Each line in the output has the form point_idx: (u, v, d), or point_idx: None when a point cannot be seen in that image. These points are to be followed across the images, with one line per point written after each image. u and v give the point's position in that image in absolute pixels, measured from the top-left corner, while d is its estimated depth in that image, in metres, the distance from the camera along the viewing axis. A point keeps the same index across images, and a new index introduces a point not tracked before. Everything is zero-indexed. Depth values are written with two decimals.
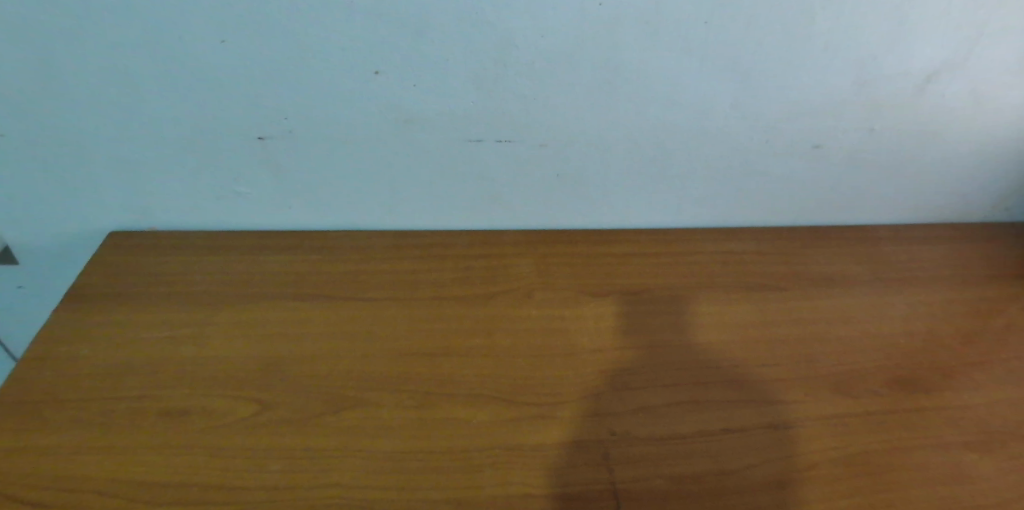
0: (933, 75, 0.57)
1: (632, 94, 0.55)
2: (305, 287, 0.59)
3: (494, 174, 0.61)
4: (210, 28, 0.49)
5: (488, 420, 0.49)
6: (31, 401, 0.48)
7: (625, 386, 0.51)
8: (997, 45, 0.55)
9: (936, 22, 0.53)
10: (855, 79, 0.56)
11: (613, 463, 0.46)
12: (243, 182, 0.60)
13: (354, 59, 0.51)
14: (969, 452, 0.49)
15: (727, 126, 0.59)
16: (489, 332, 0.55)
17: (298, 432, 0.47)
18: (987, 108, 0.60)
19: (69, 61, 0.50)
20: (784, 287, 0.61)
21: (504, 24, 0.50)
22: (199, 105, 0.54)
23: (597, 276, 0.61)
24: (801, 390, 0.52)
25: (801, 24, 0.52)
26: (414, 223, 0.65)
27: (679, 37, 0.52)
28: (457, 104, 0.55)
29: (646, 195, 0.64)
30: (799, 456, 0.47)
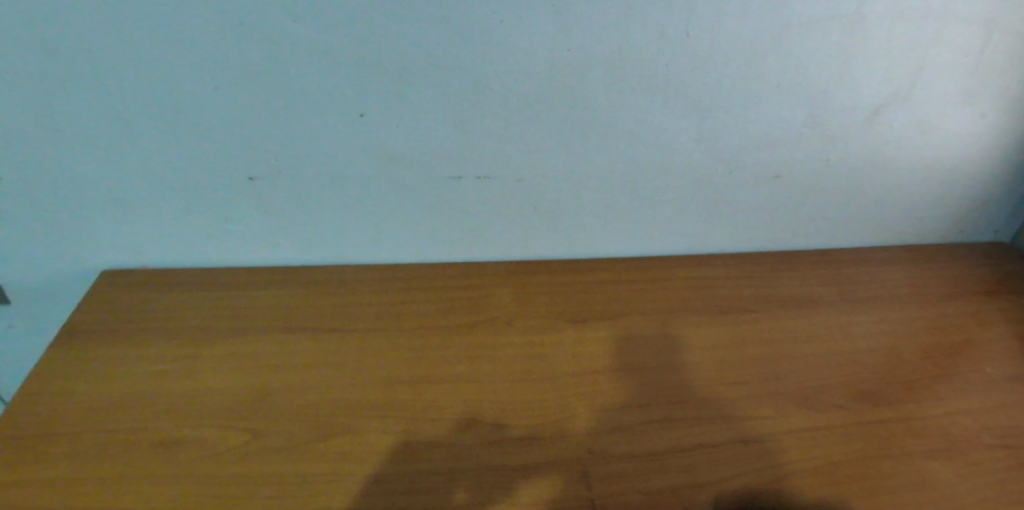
0: (881, 108, 0.61)
1: (603, 132, 0.59)
2: (295, 320, 0.61)
3: (475, 208, 0.64)
4: (203, 76, 0.52)
5: (473, 444, 0.51)
6: (29, 436, 0.50)
7: (604, 407, 0.54)
8: (937, 79, 0.59)
9: (880, 60, 0.57)
10: (809, 113, 0.60)
11: (592, 480, 0.49)
12: (234, 220, 0.62)
13: (341, 103, 0.55)
14: (929, 460, 0.52)
15: (694, 159, 0.62)
16: (474, 359, 0.58)
17: (290, 460, 0.49)
18: (934, 137, 0.65)
19: (68, 108, 0.53)
20: (754, 309, 0.65)
21: (481, 69, 0.54)
22: (192, 148, 0.57)
23: (576, 302, 0.64)
24: (771, 407, 0.55)
25: (755, 64, 0.56)
26: (400, 257, 0.68)
27: (642, 78, 0.56)
28: (438, 143, 0.58)
29: (621, 225, 0.67)
30: (769, 467, 0.50)
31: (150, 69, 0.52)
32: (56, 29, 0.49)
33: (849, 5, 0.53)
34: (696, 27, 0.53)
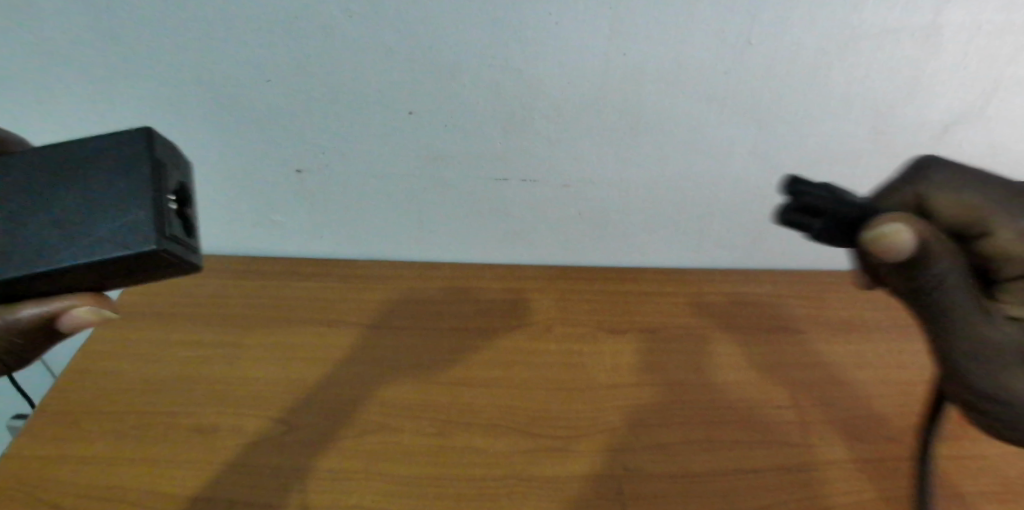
0: (951, 126, 0.58)
1: (654, 137, 0.57)
2: (338, 313, 0.62)
3: (521, 213, 0.63)
4: (256, 70, 0.51)
5: (505, 449, 0.50)
6: (78, 416, 0.52)
7: (640, 423, 0.53)
8: (1011, 99, 0.56)
9: (953, 76, 0.54)
10: (872, 128, 0.58)
11: (626, 498, 0.48)
12: (279, 211, 0.63)
13: (390, 100, 0.53)
14: (987, 501, 0.49)
15: (745, 168, 0.60)
16: (509, 365, 0.57)
17: (324, 454, 0.50)
18: (1005, 159, 0.61)
19: (125, 100, 0.54)
20: (802, 331, 0.63)
21: (530, 72, 0.52)
22: (235, 149, 0.57)
23: (614, 313, 0.64)
24: (817, 434, 0.53)
25: (817, 76, 0.53)
26: (442, 253, 0.68)
27: (700, 86, 0.53)
28: (487, 148, 0.57)
29: (664, 233, 0.66)
30: (814, 498, 0.49)
31: (193, 55, 0.50)
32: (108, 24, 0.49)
33: (924, 18, 0.50)
34: (759, 34, 0.50)
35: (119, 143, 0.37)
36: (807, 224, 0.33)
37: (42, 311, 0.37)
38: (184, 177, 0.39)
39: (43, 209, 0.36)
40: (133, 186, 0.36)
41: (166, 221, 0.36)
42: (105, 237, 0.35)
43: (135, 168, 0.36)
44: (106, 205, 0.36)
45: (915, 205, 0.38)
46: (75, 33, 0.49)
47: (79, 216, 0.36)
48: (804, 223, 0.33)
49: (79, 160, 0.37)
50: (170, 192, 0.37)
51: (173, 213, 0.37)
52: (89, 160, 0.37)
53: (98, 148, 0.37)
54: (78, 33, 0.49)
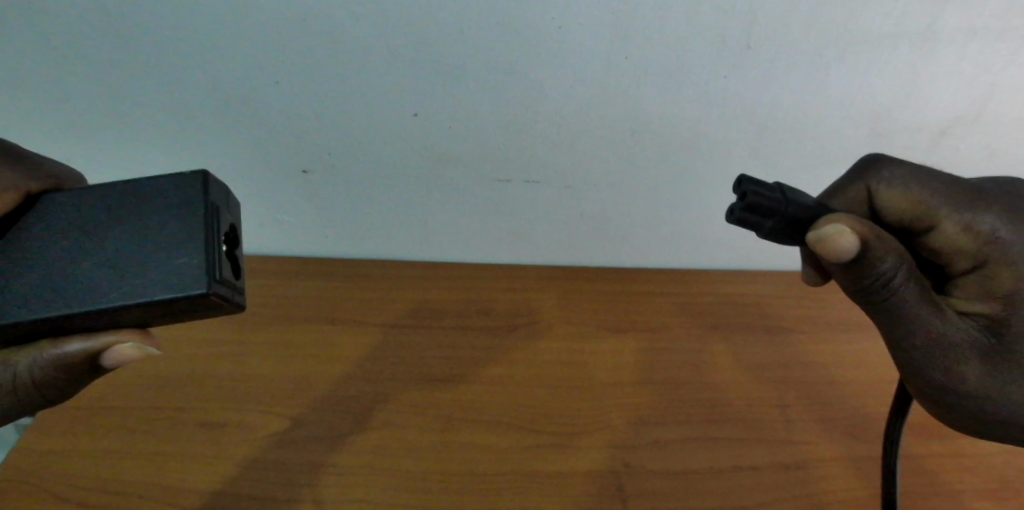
0: (948, 129, 0.59)
1: (656, 139, 0.58)
2: (343, 312, 0.63)
3: (524, 214, 0.64)
4: (263, 72, 0.52)
5: (506, 446, 0.51)
6: (87, 411, 0.53)
7: (641, 421, 0.54)
8: (1008, 103, 0.57)
9: (950, 80, 0.55)
10: (870, 131, 0.59)
11: (626, 494, 0.48)
12: (285, 211, 0.64)
13: (394, 102, 0.54)
14: (981, 499, 0.50)
15: (746, 170, 0.61)
16: (511, 363, 0.58)
17: (328, 449, 0.50)
18: (1002, 162, 0.62)
19: (134, 101, 0.55)
20: (800, 331, 0.64)
21: (533, 75, 0.53)
22: (242, 149, 0.58)
23: (616, 313, 0.64)
24: (814, 432, 0.54)
25: (816, 80, 0.54)
26: (445, 254, 0.69)
27: (700, 89, 0.54)
28: (490, 149, 0.58)
29: (665, 234, 0.67)
30: (811, 495, 0.49)
31: (201, 57, 0.51)
32: (119, 27, 0.50)
33: (921, 23, 0.51)
34: (758, 38, 0.51)
35: (174, 185, 0.33)
36: (760, 224, 0.35)
37: (85, 346, 0.34)
38: (234, 215, 0.35)
39: (93, 247, 0.33)
40: (183, 229, 0.32)
41: (217, 266, 0.32)
42: (155, 281, 0.32)
43: (189, 208, 0.32)
44: (159, 246, 0.32)
45: (866, 199, 0.41)
46: (87, 35, 0.50)
47: (129, 255, 0.32)
48: (757, 223, 0.35)
49: (133, 198, 0.33)
50: (222, 234, 0.33)
51: (225, 256, 0.33)
52: (143, 198, 0.33)
53: (155, 186, 0.33)
54: (89, 34, 0.50)
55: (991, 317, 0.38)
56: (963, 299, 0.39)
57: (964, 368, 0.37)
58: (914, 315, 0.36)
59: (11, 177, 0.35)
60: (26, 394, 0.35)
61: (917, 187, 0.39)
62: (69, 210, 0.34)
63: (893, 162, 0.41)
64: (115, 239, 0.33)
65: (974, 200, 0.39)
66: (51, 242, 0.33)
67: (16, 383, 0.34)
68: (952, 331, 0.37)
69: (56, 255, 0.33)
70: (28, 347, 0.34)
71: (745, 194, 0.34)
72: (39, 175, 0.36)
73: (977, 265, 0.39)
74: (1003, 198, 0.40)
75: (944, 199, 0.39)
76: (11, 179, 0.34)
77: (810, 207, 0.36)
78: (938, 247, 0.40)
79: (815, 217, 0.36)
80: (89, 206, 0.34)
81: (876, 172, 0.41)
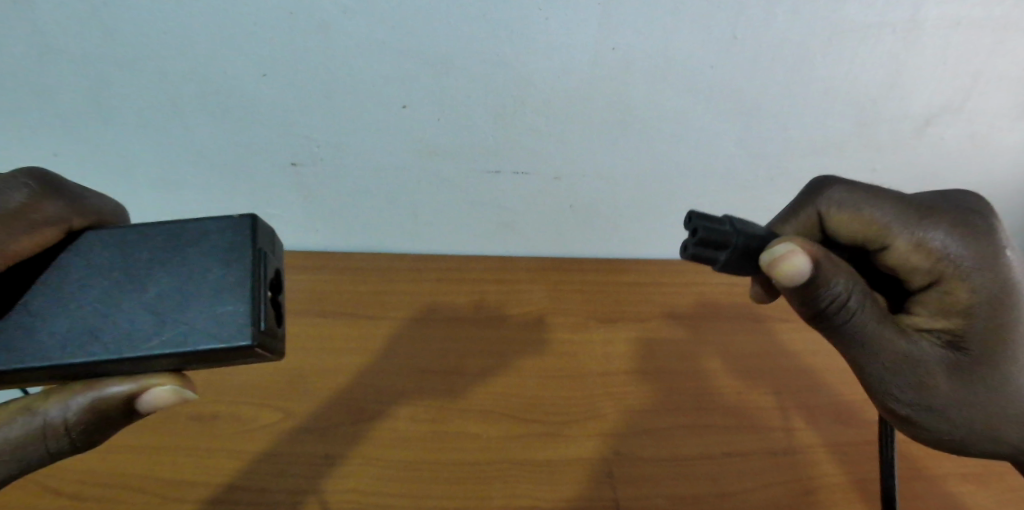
0: (932, 119, 0.59)
1: (643, 131, 0.58)
2: (334, 305, 0.63)
3: (514, 207, 0.65)
4: (252, 66, 0.52)
5: (498, 435, 0.52)
6: None
7: (632, 410, 0.54)
8: (992, 93, 0.58)
9: (935, 69, 0.55)
10: (856, 121, 0.59)
11: (615, 481, 0.49)
12: (275, 205, 0.64)
13: (384, 95, 0.54)
14: (965, 482, 0.51)
15: (732, 163, 0.62)
16: (502, 353, 0.59)
17: (321, 441, 0.51)
18: (986, 151, 0.63)
19: (122, 97, 0.54)
20: (788, 319, 0.65)
21: (523, 66, 0.53)
22: (232, 144, 0.58)
23: (606, 303, 0.65)
24: (802, 419, 0.55)
25: (803, 70, 0.55)
26: (435, 246, 0.69)
27: (688, 80, 0.54)
28: (480, 140, 0.58)
29: (655, 225, 0.67)
30: (799, 480, 0.50)
31: (190, 52, 0.51)
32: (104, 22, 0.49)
33: (906, 13, 0.51)
34: (745, 29, 0.51)
35: (224, 229, 0.34)
36: (714, 258, 0.35)
37: (123, 389, 0.33)
38: (279, 260, 0.36)
39: (136, 292, 0.33)
40: (231, 279, 0.33)
41: (258, 313, 0.32)
42: (199, 328, 0.32)
43: (236, 253, 0.33)
44: (202, 295, 0.33)
45: (818, 222, 0.43)
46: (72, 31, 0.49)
47: (174, 302, 0.33)
48: (712, 258, 0.35)
49: (183, 246, 0.34)
50: (267, 280, 0.33)
51: (268, 301, 0.33)
52: (189, 242, 0.34)
53: (204, 232, 0.34)
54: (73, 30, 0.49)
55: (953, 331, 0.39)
56: (922, 313, 0.40)
57: (927, 379, 0.38)
58: (870, 333, 0.37)
59: (57, 211, 0.35)
60: (56, 443, 0.34)
61: (868, 207, 0.41)
62: (115, 255, 0.34)
63: (845, 184, 0.43)
64: (161, 282, 0.33)
65: (925, 214, 0.40)
66: (94, 284, 0.34)
67: (47, 426, 0.33)
68: (911, 347, 0.38)
69: (100, 300, 0.33)
70: (66, 391, 0.33)
71: (696, 230, 0.34)
72: (84, 209, 0.36)
73: (934, 281, 0.40)
74: (953, 209, 0.40)
75: (893, 217, 0.40)
76: (55, 215, 0.35)
77: (759, 236, 0.36)
78: (896, 264, 0.41)
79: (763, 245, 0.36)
80: (133, 252, 0.34)
81: (825, 195, 0.43)
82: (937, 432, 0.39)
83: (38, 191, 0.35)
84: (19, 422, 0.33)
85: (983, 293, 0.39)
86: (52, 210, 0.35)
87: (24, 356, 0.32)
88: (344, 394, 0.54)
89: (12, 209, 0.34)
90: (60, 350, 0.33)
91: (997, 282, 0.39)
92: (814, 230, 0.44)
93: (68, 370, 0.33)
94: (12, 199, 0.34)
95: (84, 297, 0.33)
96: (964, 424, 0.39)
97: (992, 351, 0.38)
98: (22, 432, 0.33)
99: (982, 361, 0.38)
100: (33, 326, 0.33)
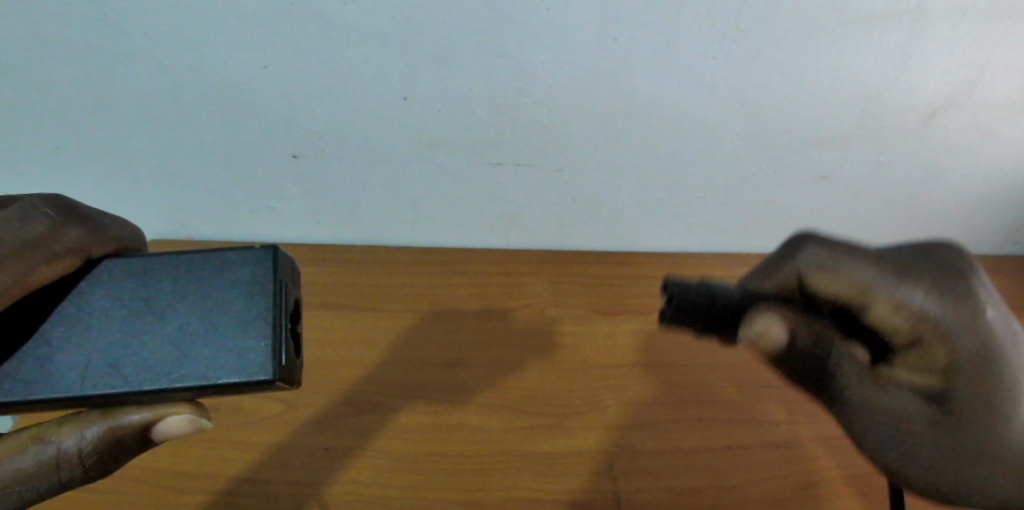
0: (937, 111, 0.59)
1: (646, 123, 0.58)
2: (334, 297, 0.63)
3: (515, 199, 0.64)
4: (250, 60, 0.51)
5: (499, 428, 0.52)
6: None
7: (634, 402, 0.55)
8: (998, 84, 0.57)
9: (941, 60, 0.55)
10: (860, 112, 0.59)
11: (617, 473, 0.49)
12: (276, 197, 0.64)
13: (384, 87, 0.54)
14: None
15: (735, 153, 0.61)
16: (503, 344, 0.59)
17: (323, 433, 0.51)
18: (991, 143, 0.62)
19: (120, 93, 0.54)
20: None
21: (524, 57, 0.52)
22: (233, 137, 0.58)
23: (608, 295, 0.65)
24: (804, 412, 0.55)
25: (807, 61, 0.54)
26: (435, 239, 0.69)
27: (690, 70, 0.54)
28: (482, 132, 0.58)
29: (656, 217, 0.67)
30: (800, 474, 0.50)
31: (188, 47, 0.50)
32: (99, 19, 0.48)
33: (912, 3, 0.51)
34: (748, 19, 0.51)
35: (246, 262, 0.36)
36: (692, 321, 0.43)
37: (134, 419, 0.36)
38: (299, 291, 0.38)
39: (158, 323, 0.36)
40: (252, 313, 0.35)
41: (281, 348, 0.35)
42: (223, 363, 0.34)
43: (258, 284, 0.36)
44: (227, 326, 0.35)
45: (795, 280, 0.43)
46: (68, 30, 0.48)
47: (197, 335, 0.35)
48: (690, 322, 0.43)
49: (204, 278, 0.36)
50: (289, 312, 0.36)
51: (291, 333, 0.36)
52: (210, 274, 0.36)
53: (226, 263, 0.36)
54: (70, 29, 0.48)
55: (934, 387, 0.40)
56: (904, 369, 0.42)
57: (907, 434, 0.40)
58: (845, 393, 0.41)
59: (78, 238, 0.37)
60: (72, 468, 0.37)
61: (845, 269, 0.41)
62: (134, 287, 0.37)
63: (821, 239, 0.43)
64: (183, 311, 0.36)
65: (904, 276, 0.40)
66: (117, 316, 0.36)
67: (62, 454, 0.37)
68: (890, 404, 0.41)
69: (122, 332, 0.36)
70: (81, 420, 0.37)
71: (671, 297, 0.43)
72: (103, 236, 0.38)
73: (912, 342, 0.41)
74: (929, 268, 0.41)
75: (872, 277, 0.41)
76: (78, 243, 0.37)
77: (733, 300, 0.43)
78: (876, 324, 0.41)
79: (742, 311, 0.43)
80: (153, 284, 0.37)
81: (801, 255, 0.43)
82: (920, 482, 0.41)
83: (57, 220, 0.37)
84: (37, 450, 0.37)
85: (964, 350, 0.40)
86: (73, 238, 0.37)
87: (48, 387, 0.35)
88: (346, 386, 0.55)
89: (37, 237, 0.36)
90: (81, 383, 0.35)
91: (975, 338, 0.40)
92: (793, 290, 0.44)
93: (89, 400, 0.35)
94: (33, 226, 0.36)
95: (106, 330, 0.36)
96: (946, 477, 0.40)
97: (975, 405, 0.40)
98: (40, 459, 0.37)
99: (966, 416, 0.40)
100: (47, 356, 0.35)
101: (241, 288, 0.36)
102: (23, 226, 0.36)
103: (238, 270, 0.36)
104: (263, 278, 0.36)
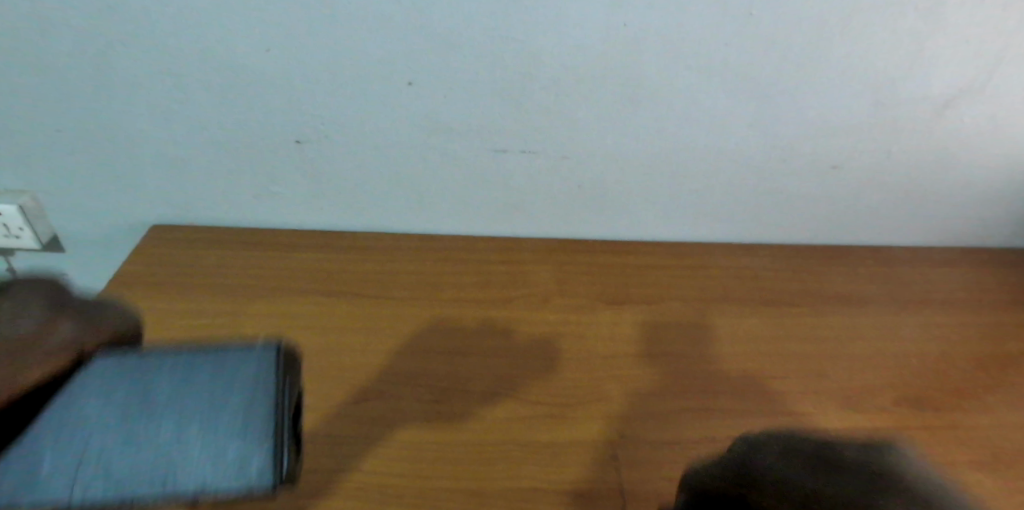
0: (951, 101, 0.58)
1: (654, 110, 0.57)
2: (337, 284, 0.63)
3: (521, 187, 0.64)
4: (255, 40, 0.51)
5: (502, 417, 0.51)
6: None
7: (637, 393, 0.54)
8: (1014, 73, 0.56)
9: (956, 48, 0.54)
10: (872, 101, 0.58)
11: (620, 464, 0.49)
12: (279, 182, 0.63)
13: (388, 70, 0.53)
14: (975, 472, 0.51)
15: (743, 142, 0.60)
16: (507, 333, 0.58)
17: (324, 421, 0.50)
18: (1006, 135, 0.61)
19: (126, 70, 0.54)
20: (798, 304, 0.64)
21: (530, 41, 0.51)
22: (236, 120, 0.57)
23: (612, 285, 0.64)
24: (811, 404, 0.54)
25: (819, 47, 0.53)
26: (439, 227, 0.68)
27: (700, 56, 0.53)
28: (487, 118, 0.57)
29: (664, 206, 0.66)
30: None
31: (195, 24, 0.51)
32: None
33: None
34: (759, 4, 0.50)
35: (250, 362, 0.34)
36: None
37: None
38: (297, 389, 0.36)
39: (132, 434, 0.32)
40: (249, 422, 0.33)
41: (279, 466, 0.32)
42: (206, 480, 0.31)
43: (256, 391, 0.34)
44: (217, 438, 0.32)
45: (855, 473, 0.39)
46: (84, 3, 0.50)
47: (180, 450, 0.32)
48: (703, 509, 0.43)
49: (193, 378, 0.34)
50: (288, 428, 0.34)
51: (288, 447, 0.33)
52: (202, 376, 0.34)
53: (222, 365, 0.34)
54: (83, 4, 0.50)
55: None
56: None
57: None
58: None
59: None
60: None
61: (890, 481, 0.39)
62: (97, 402, 0.33)
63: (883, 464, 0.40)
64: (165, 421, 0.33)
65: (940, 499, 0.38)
66: (85, 423, 0.32)
67: None
68: None
69: (94, 444, 0.32)
70: None
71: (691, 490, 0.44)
72: None
73: None
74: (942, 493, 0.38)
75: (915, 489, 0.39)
76: None
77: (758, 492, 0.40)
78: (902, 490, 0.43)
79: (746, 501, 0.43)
80: (133, 387, 0.33)
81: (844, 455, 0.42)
82: None
83: None
84: None
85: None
86: (68, 332, 0.34)
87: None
88: (348, 374, 0.54)
89: None
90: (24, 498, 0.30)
91: None
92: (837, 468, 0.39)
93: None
94: None
95: (45, 455, 0.31)
96: None
97: None
98: None
99: None
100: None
101: (235, 393, 0.33)
102: (11, 322, 0.33)
103: (242, 368, 0.34)
104: (264, 380, 0.34)
